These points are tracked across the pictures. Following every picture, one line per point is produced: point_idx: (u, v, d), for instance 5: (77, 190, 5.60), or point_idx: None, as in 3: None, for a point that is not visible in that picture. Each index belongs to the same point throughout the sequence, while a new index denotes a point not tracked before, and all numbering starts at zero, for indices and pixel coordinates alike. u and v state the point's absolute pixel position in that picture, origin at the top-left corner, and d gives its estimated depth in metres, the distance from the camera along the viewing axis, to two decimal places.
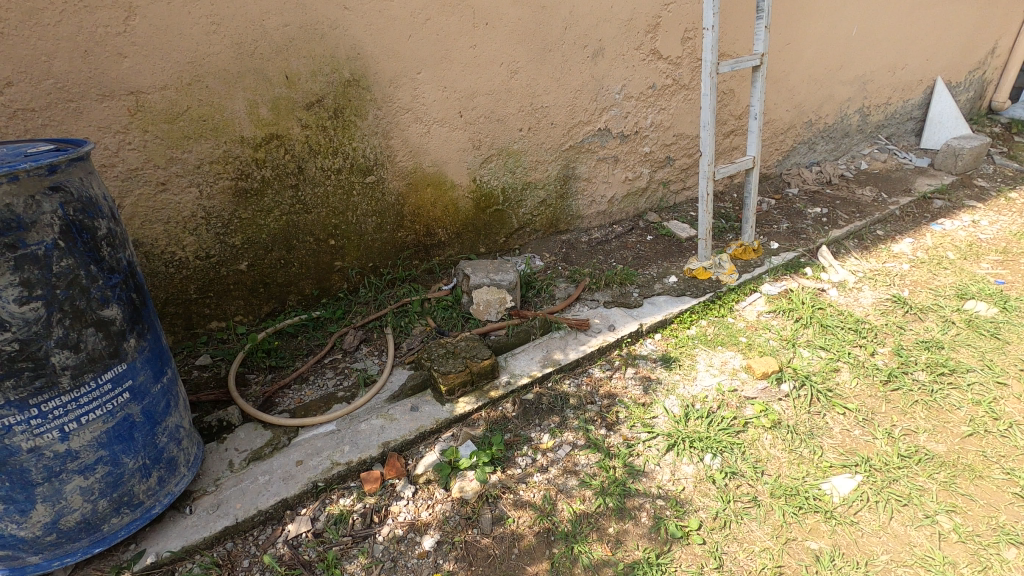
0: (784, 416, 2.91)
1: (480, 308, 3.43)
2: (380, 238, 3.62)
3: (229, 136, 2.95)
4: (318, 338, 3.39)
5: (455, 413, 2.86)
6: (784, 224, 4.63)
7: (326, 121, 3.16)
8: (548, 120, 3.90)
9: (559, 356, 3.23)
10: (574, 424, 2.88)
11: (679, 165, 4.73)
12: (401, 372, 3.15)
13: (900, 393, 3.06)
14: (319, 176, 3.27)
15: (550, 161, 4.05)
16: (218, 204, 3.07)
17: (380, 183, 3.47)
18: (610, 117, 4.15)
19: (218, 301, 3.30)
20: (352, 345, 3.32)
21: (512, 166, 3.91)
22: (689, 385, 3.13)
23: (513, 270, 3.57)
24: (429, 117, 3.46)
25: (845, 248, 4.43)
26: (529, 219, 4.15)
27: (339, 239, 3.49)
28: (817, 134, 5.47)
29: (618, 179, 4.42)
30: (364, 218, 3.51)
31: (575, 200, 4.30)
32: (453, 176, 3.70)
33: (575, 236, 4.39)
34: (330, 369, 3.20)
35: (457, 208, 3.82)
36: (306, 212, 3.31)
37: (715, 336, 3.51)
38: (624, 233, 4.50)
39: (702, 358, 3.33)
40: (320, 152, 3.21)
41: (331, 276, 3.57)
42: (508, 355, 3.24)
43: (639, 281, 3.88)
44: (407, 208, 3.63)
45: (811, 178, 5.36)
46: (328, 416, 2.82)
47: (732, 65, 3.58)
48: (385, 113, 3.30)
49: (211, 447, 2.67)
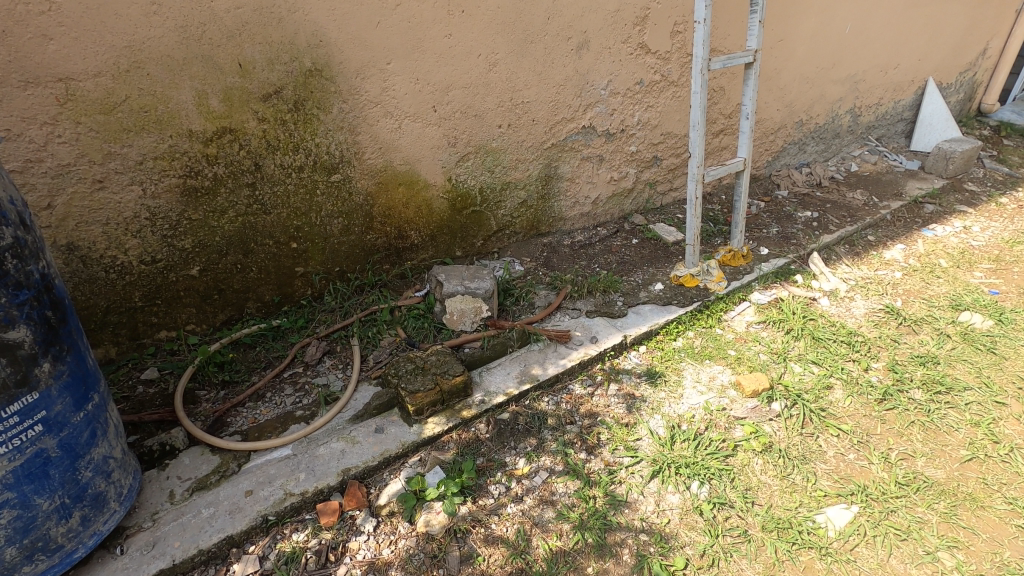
0: (775, 438, 2.74)
1: (453, 318, 3.20)
2: (347, 241, 3.37)
3: (175, 129, 2.67)
4: (277, 349, 3.14)
5: (424, 435, 2.64)
6: (774, 228, 4.46)
7: (285, 115, 2.89)
8: (530, 116, 3.67)
9: (537, 371, 3.02)
10: (552, 447, 2.68)
11: (666, 165, 4.53)
12: (366, 389, 2.91)
13: (895, 412, 2.90)
14: (278, 175, 3.01)
15: (532, 160, 3.82)
16: (165, 204, 2.79)
17: (347, 183, 3.22)
18: (596, 114, 3.92)
19: (167, 309, 3.03)
20: (313, 359, 3.08)
21: (491, 165, 3.67)
22: (676, 403, 2.94)
23: (490, 277, 3.34)
24: (400, 111, 3.20)
25: (836, 254, 4.28)
26: (509, 221, 3.92)
27: (302, 242, 3.23)
28: (808, 134, 5.31)
29: (602, 179, 4.21)
30: (329, 219, 3.26)
31: (558, 201, 4.09)
32: (426, 174, 3.45)
33: (557, 239, 4.18)
34: (289, 384, 2.95)
35: (431, 209, 3.58)
36: (264, 212, 3.05)
37: (702, 348, 3.33)
38: (609, 236, 4.31)
39: (689, 373, 3.15)
40: (279, 148, 2.95)
41: (293, 281, 3.32)
42: (483, 370, 3.01)
43: (623, 288, 3.68)
44: (377, 209, 3.39)
45: (801, 180, 5.20)
46: (284, 439, 2.57)
47: (724, 62, 3.37)
48: (351, 106, 3.04)
49: (151, 475, 2.42)
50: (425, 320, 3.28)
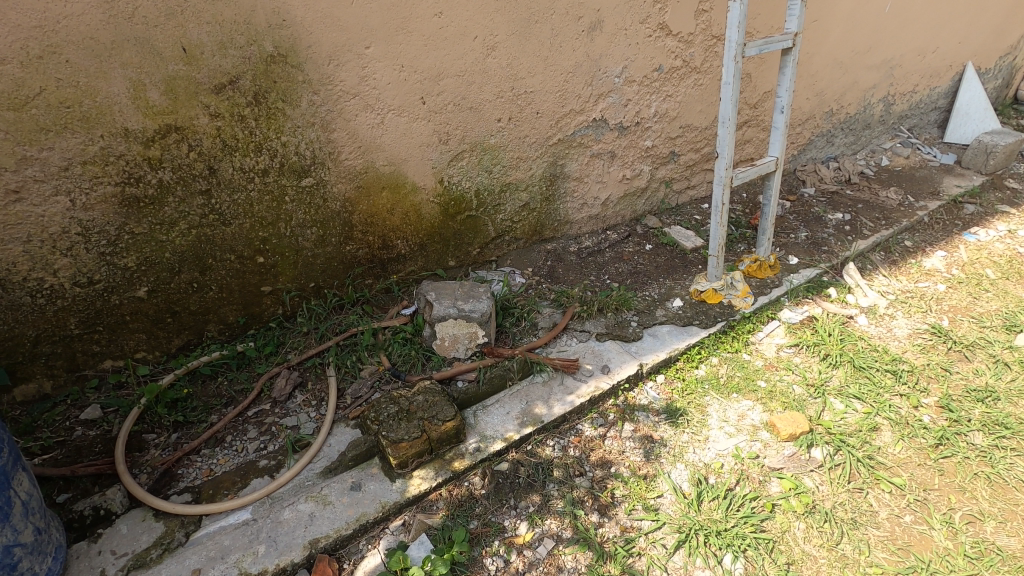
0: (818, 495, 2.35)
1: (445, 344, 2.79)
2: (322, 253, 2.94)
3: (106, 128, 2.21)
4: (242, 381, 2.73)
5: (408, 494, 2.24)
6: (803, 232, 4.03)
7: (243, 109, 2.43)
8: (533, 108, 3.20)
9: (540, 410, 2.62)
10: (559, 507, 2.29)
11: (684, 161, 4.07)
12: (342, 433, 2.50)
13: (955, 462, 2.51)
14: (238, 180, 2.55)
15: (535, 158, 3.36)
16: (99, 216, 2.35)
17: (321, 188, 2.78)
18: (608, 105, 3.46)
19: (111, 336, 2.60)
20: (283, 394, 2.66)
21: (489, 165, 3.22)
22: (701, 449, 2.55)
23: (486, 296, 2.91)
24: (382, 104, 2.74)
25: (872, 263, 3.85)
26: (508, 226, 3.48)
27: (269, 255, 2.80)
28: (837, 125, 4.84)
29: (614, 177, 3.76)
30: (301, 229, 2.82)
31: (564, 203, 3.64)
32: (414, 176, 3.00)
33: (562, 245, 3.75)
34: (253, 425, 2.54)
35: (420, 215, 3.14)
36: (223, 223, 2.61)
37: (728, 378, 2.93)
38: (620, 242, 3.87)
39: (714, 411, 2.75)
40: (238, 149, 2.49)
41: (261, 300, 2.89)
42: (479, 409, 2.61)
43: (638, 306, 3.25)
44: (357, 216, 2.95)
45: (829, 176, 4.74)
46: (242, 500, 2.18)
47: (761, 47, 2.90)
48: (323, 98, 2.58)
49: (81, 548, 2.03)
50: (413, 346, 2.86)
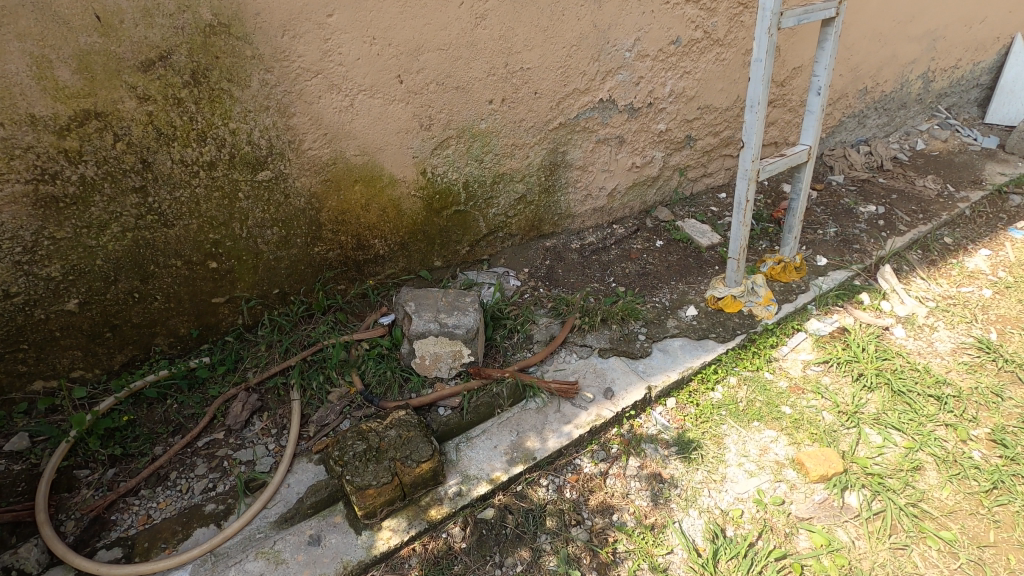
0: (854, 553, 2.02)
1: (425, 364, 2.44)
2: (286, 256, 2.57)
3: (7, 114, 1.83)
4: (194, 404, 2.40)
5: (375, 551, 1.92)
6: (831, 227, 3.62)
7: (180, 90, 2.03)
8: (530, 88, 2.78)
9: (533, 444, 2.28)
10: (551, 565, 1.97)
11: (701, 146, 3.64)
12: (303, 471, 2.18)
13: (1012, 511, 2.16)
14: (179, 174, 2.17)
15: (533, 145, 2.95)
16: (10, 220, 1.98)
17: (282, 182, 2.39)
18: (617, 84, 3.02)
19: (39, 355, 2.26)
20: (238, 422, 2.33)
21: (479, 153, 2.81)
22: (717, 492, 2.22)
23: (474, 308, 2.53)
24: (351, 83, 2.32)
25: (908, 263, 3.44)
26: (502, 222, 3.10)
27: (223, 260, 2.43)
28: (870, 104, 4.38)
29: (622, 165, 3.34)
30: (260, 230, 2.45)
31: (566, 194, 3.24)
32: (392, 167, 2.60)
33: (563, 241, 3.36)
34: (202, 460, 2.22)
35: (400, 211, 2.75)
36: (164, 225, 2.24)
37: (748, 403, 2.58)
38: (627, 238, 3.48)
39: (733, 443, 2.40)
40: (176, 138, 2.10)
41: (217, 310, 2.54)
42: (462, 442, 2.27)
43: (647, 315, 2.88)
44: (325, 213, 2.56)
45: (860, 162, 4.30)
46: (180, 558, 1.86)
47: (799, 17, 2.46)
48: (278, 77, 2.17)
49: None
50: (389, 365, 2.51)
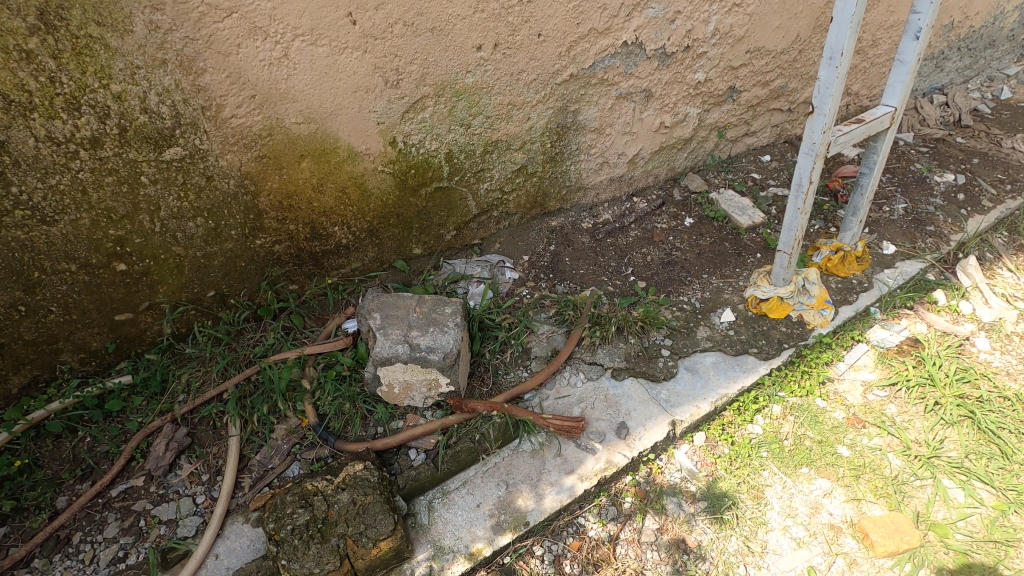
0: None
1: (393, 393, 1.95)
2: (219, 252, 2.03)
3: None
4: (109, 440, 1.94)
5: None
6: (900, 203, 2.97)
7: (27, 40, 1.44)
8: (532, 28, 2.11)
9: (525, 502, 1.82)
10: None
11: (747, 99, 2.95)
12: (236, 537, 1.74)
13: None
14: (49, 156, 1.61)
15: (536, 104, 2.31)
16: None
17: (199, 161, 1.81)
18: (646, 21, 2.33)
19: None
20: (161, 467, 1.88)
21: (465, 115, 2.18)
22: (756, 568, 1.76)
23: (454, 324, 1.99)
24: (282, 25, 1.70)
25: (995, 250, 2.81)
26: (497, 200, 2.51)
27: (134, 260, 1.91)
28: (952, 42, 3.59)
29: (648, 125, 2.69)
30: (179, 222, 1.90)
31: (576, 163, 2.61)
32: (349, 137, 2.01)
33: (572, 220, 2.77)
34: (114, 517, 1.79)
35: (365, 191, 2.17)
36: (42, 221, 1.70)
37: (795, 441, 2.08)
38: (651, 214, 2.88)
39: (775, 498, 1.93)
40: (34, 107, 1.53)
41: (136, 320, 2.04)
42: (436, 501, 1.81)
43: (672, 322, 2.34)
44: (265, 198, 2.00)
45: (933, 116, 3.56)
46: None
47: None
48: (173, 18, 1.55)
49: None
50: (349, 393, 2.01)
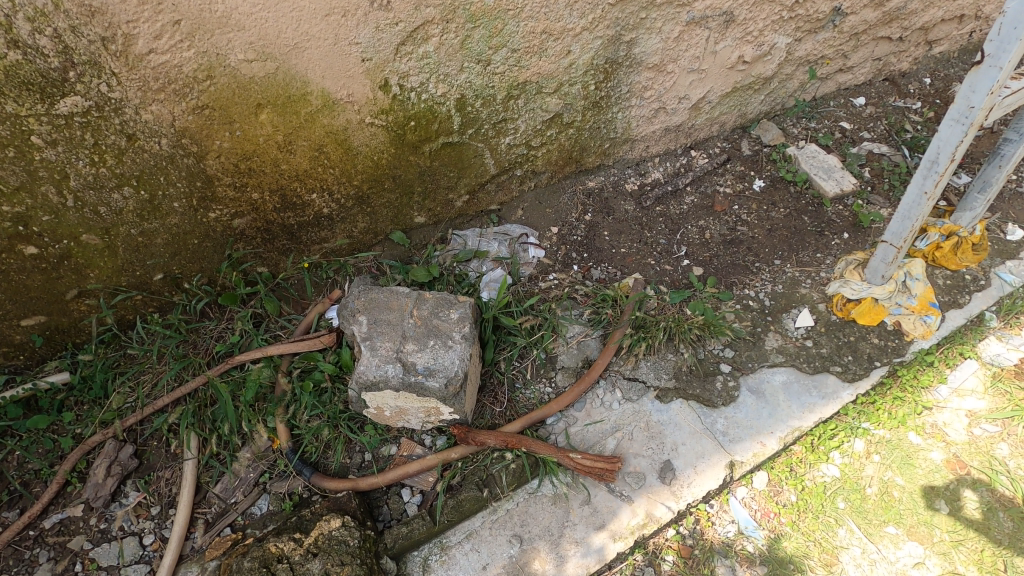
0: None
1: (384, 415, 1.57)
2: (161, 228, 1.58)
3: None
4: (40, 456, 1.60)
5: None
6: None
7: None
8: None
9: (542, 567, 1.46)
10: None
11: (851, 25, 2.27)
12: None
13: None
14: None
15: (580, 32, 1.72)
16: None
17: (111, 114, 1.33)
18: None
19: None
20: (101, 497, 1.54)
21: (483, 48, 1.61)
22: None
23: (461, 336, 1.55)
24: None
25: None
26: (521, 157, 1.97)
27: (47, 241, 1.48)
28: None
29: (723, 60, 2.07)
30: (99, 193, 1.45)
31: (626, 110, 2.03)
32: (323, 78, 1.47)
33: (613, 180, 2.23)
34: (46, 559, 1.48)
35: (349, 149, 1.66)
36: None
37: (881, 489, 1.68)
38: (712, 173, 2.31)
39: (853, 567, 1.55)
40: None
41: (67, 309, 1.63)
42: (433, 559, 1.46)
43: (735, 326, 1.87)
44: (214, 160, 1.51)
45: None
46: None
47: None
48: None
49: None
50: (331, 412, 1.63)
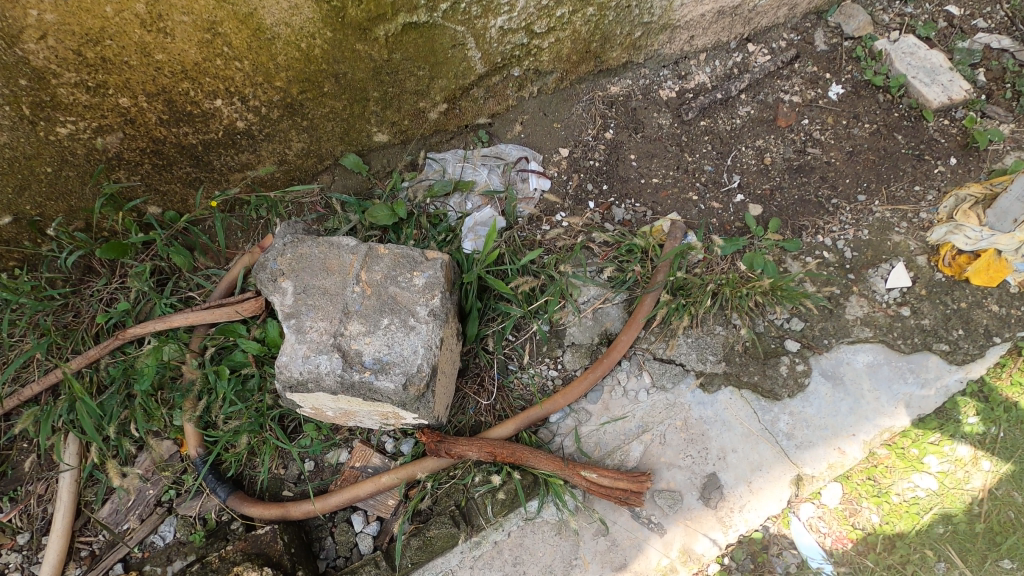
0: None
1: (328, 414, 1.14)
2: None
3: None
4: None
5: None
6: None
7: None
8: None
9: None
10: None
11: None
12: None
13: None
14: None
15: None
16: None
17: None
18: None
19: None
20: None
21: None
22: None
23: (427, 314, 1.08)
24: None
25: None
26: (520, 48, 1.40)
27: None
28: None
29: None
30: None
31: None
32: None
33: (645, 82, 1.64)
34: None
35: (260, 31, 1.11)
36: None
37: (996, 511, 1.26)
38: (776, 75, 1.67)
39: None
40: None
41: None
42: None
43: (809, 281, 1.40)
44: (38, 44, 1.01)
45: None
46: None
47: None
48: None
49: None
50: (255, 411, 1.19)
